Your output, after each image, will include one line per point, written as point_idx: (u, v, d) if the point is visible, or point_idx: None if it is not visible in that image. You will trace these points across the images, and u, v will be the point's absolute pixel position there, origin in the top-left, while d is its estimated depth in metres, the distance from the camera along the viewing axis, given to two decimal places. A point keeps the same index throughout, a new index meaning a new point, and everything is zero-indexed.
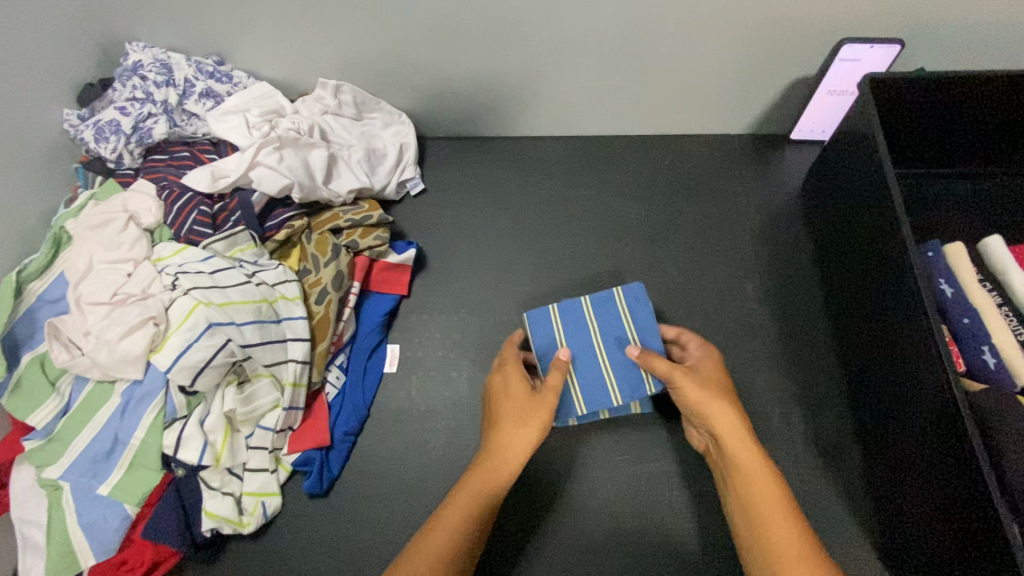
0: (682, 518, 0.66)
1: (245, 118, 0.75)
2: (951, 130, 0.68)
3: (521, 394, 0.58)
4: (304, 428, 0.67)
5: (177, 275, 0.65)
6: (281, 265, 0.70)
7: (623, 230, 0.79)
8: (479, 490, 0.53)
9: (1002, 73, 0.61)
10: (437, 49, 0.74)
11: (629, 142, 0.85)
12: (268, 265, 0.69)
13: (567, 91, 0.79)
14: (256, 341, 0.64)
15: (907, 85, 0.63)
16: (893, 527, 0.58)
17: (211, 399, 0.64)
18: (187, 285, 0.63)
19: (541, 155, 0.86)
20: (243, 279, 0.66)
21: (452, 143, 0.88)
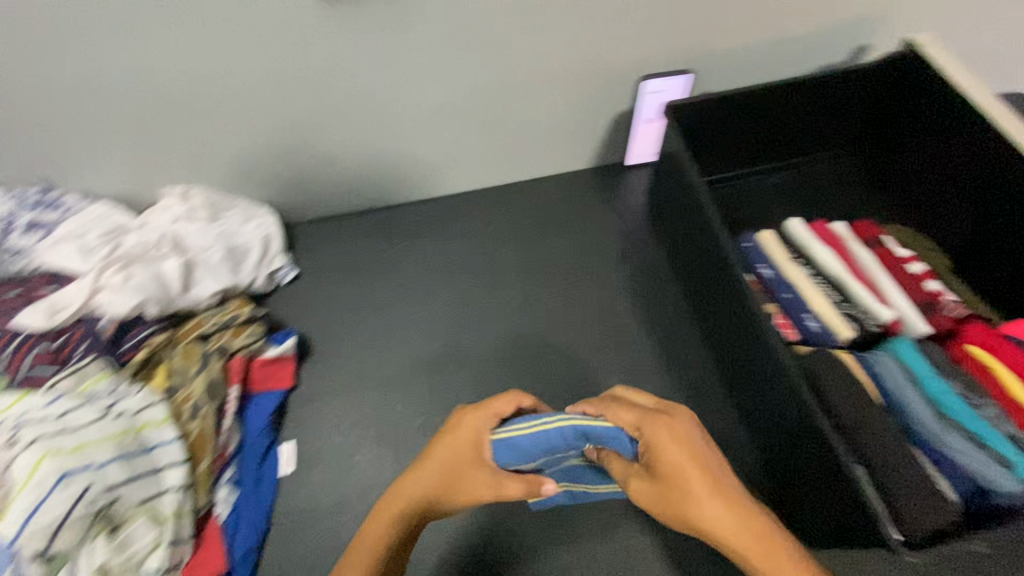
0: (608, 543, 0.66)
1: (81, 243, 0.71)
2: (749, 136, 0.79)
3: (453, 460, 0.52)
4: (197, 559, 0.61)
5: (16, 428, 0.59)
6: (144, 388, 0.65)
7: (500, 274, 0.82)
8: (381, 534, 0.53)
9: (766, 84, 0.73)
10: (283, 141, 0.76)
11: (492, 192, 0.89)
12: (127, 392, 0.64)
13: (419, 156, 0.82)
14: (123, 479, 0.59)
15: (702, 106, 0.73)
16: (788, 500, 0.61)
17: (75, 559, 0.56)
18: (29, 438, 0.58)
19: (411, 218, 0.87)
20: (98, 415, 0.61)
21: (321, 224, 0.88)
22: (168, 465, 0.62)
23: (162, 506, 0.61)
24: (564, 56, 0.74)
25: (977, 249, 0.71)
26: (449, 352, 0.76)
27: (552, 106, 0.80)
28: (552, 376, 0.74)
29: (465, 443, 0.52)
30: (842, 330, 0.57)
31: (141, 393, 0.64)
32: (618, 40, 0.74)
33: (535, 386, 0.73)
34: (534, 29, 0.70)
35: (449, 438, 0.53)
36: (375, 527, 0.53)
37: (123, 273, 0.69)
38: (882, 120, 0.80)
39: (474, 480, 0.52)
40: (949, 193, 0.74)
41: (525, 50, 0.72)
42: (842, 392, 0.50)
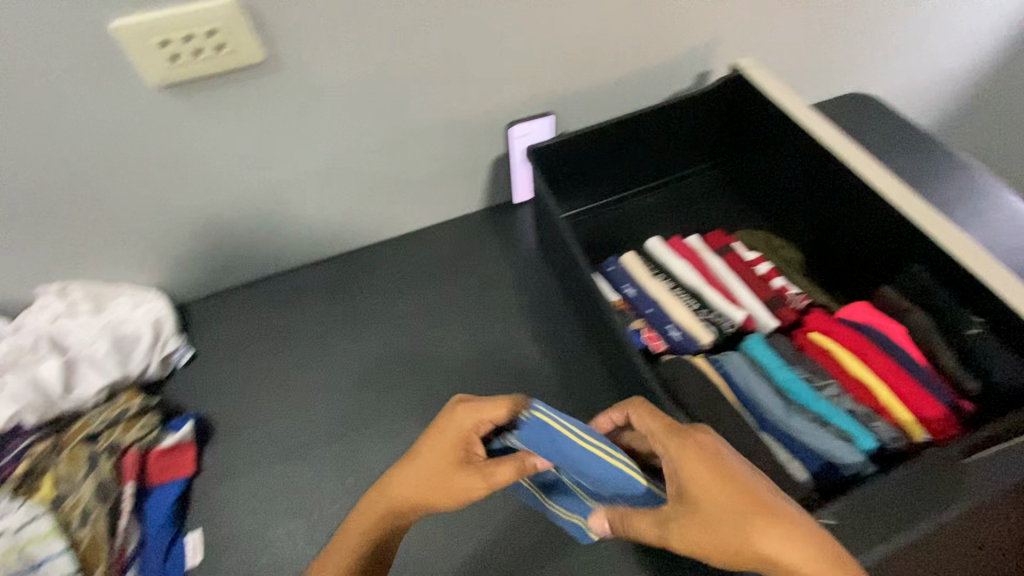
0: None
1: None
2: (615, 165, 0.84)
3: (437, 467, 0.52)
4: None
5: None
6: (26, 503, 0.63)
7: (403, 324, 0.84)
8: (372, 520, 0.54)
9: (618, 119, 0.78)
10: (161, 226, 0.77)
11: (389, 245, 0.92)
12: (8, 511, 0.62)
13: (307, 222, 0.85)
14: None
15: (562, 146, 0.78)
16: None
17: None
18: None
19: (310, 282, 0.88)
20: None
21: (219, 299, 0.87)
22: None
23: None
24: (428, 113, 0.79)
25: (822, 246, 0.77)
26: (357, 408, 0.76)
27: (429, 159, 0.84)
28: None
29: (450, 451, 0.53)
30: (701, 335, 0.61)
31: (21, 510, 0.62)
32: (475, 93, 0.79)
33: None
34: (391, 93, 0.75)
35: (443, 438, 0.53)
36: (372, 522, 0.54)
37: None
38: (726, 140, 0.88)
39: (460, 474, 0.52)
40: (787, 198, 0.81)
41: (388, 113, 0.76)
42: (698, 397, 0.54)
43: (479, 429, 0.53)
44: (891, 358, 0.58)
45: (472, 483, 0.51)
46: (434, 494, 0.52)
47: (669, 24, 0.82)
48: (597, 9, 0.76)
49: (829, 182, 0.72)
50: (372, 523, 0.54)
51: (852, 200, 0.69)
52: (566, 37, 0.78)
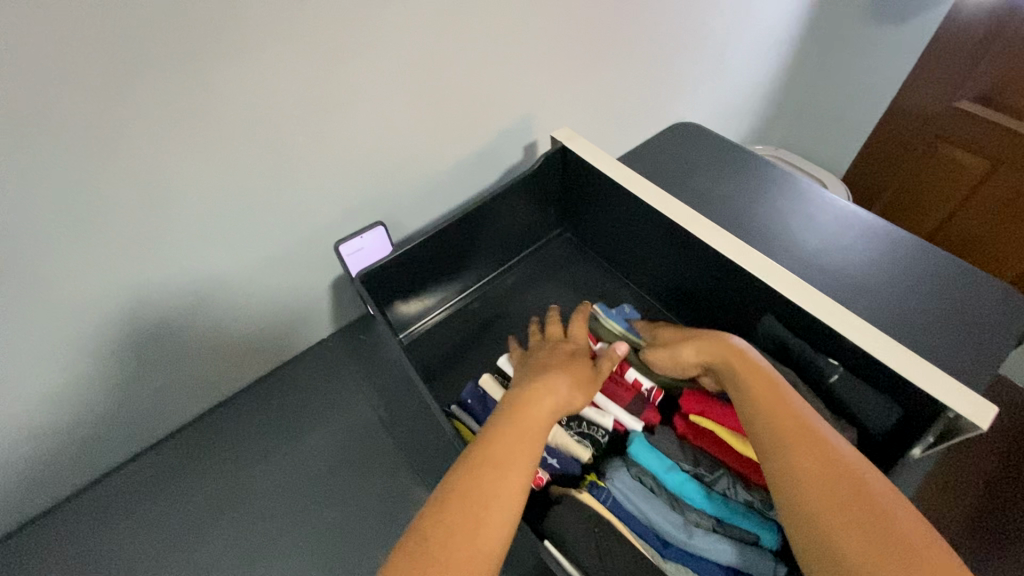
0: None
1: None
2: (454, 266, 0.82)
3: (564, 358, 0.59)
4: None
5: None
6: None
7: (263, 500, 0.72)
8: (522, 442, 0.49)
9: (443, 224, 0.75)
10: None
11: (231, 404, 0.81)
12: None
13: (115, 418, 0.70)
14: None
15: (390, 266, 0.74)
16: None
17: None
18: None
19: (140, 481, 0.74)
20: None
21: (19, 542, 0.70)
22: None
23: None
24: (229, 264, 0.69)
25: (679, 295, 0.78)
26: None
27: (248, 306, 0.75)
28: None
29: (558, 355, 0.61)
30: (576, 452, 0.56)
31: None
32: (280, 231, 0.71)
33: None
34: (170, 259, 0.63)
35: (563, 346, 0.63)
36: (486, 462, 0.47)
37: None
38: (567, 204, 0.88)
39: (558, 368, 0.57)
40: (623, 257, 0.85)
41: (177, 278, 0.65)
42: (586, 548, 0.46)
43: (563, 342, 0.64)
44: None
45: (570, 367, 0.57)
46: (544, 380, 0.55)
47: (472, 107, 0.79)
48: (389, 113, 0.70)
49: (653, 241, 0.76)
50: (507, 442, 0.48)
51: (689, 253, 0.70)
52: (365, 148, 0.71)
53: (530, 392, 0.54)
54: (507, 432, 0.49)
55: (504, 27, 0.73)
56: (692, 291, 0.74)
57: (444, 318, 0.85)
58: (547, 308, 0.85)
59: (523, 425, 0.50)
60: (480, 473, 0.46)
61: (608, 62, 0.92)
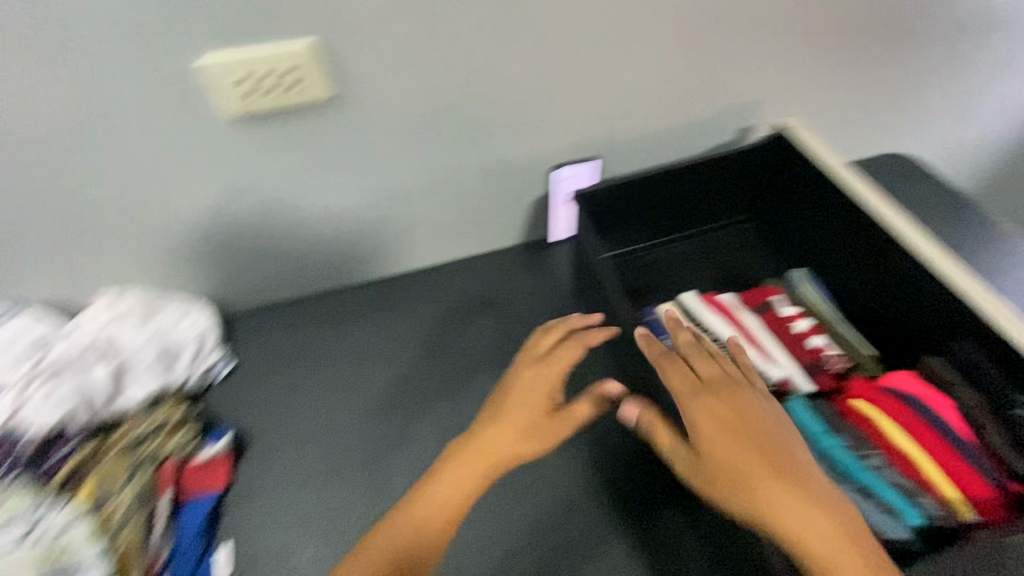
0: None
1: (12, 355, 0.73)
2: (647, 214, 0.89)
3: (514, 414, 0.63)
4: None
5: None
6: (67, 508, 0.64)
7: (435, 352, 0.86)
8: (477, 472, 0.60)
9: (655, 171, 0.83)
10: (207, 235, 0.79)
11: (429, 275, 0.94)
12: (49, 517, 0.63)
13: (351, 249, 0.87)
14: None
15: (600, 192, 0.83)
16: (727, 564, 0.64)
17: None
18: None
19: (350, 307, 0.91)
20: (15, 545, 0.60)
21: (256, 317, 0.90)
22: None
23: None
24: (475, 151, 0.81)
25: (869, 317, 0.77)
26: (384, 438, 0.78)
27: (471, 195, 0.87)
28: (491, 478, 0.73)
29: (527, 392, 0.65)
30: None
31: (62, 512, 0.63)
32: (520, 136, 0.81)
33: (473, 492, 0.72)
34: (442, 136, 0.78)
35: (528, 387, 0.65)
36: (445, 485, 0.60)
37: (51, 384, 0.71)
38: (770, 200, 0.91)
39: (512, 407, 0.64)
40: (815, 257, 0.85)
41: (439, 154, 0.80)
42: None
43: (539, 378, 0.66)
44: (936, 430, 0.61)
45: (506, 429, 0.62)
46: (494, 432, 0.62)
47: (714, 74, 0.84)
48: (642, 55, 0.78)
49: (854, 245, 0.77)
50: (459, 474, 0.60)
51: (897, 262, 0.70)
52: (616, 91, 0.80)
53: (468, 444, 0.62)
54: (461, 461, 0.61)
55: (771, 13, 0.79)
56: (884, 303, 0.74)
57: (622, 258, 0.91)
58: (720, 281, 0.88)
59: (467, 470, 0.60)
60: (406, 520, 0.58)
61: (860, 65, 0.90)
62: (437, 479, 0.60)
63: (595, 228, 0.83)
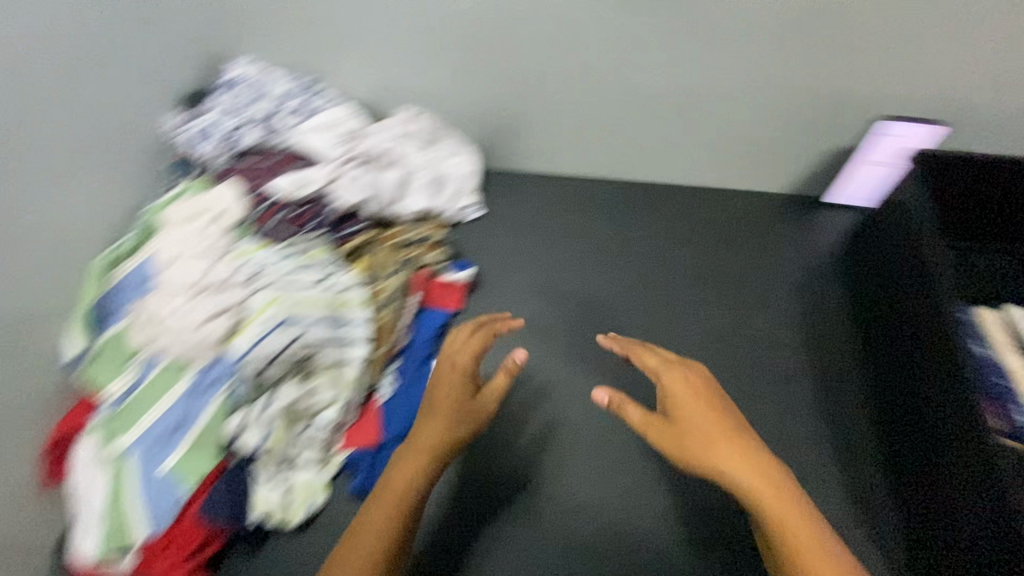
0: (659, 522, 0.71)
1: (333, 135, 0.82)
2: (971, 207, 0.79)
3: (453, 389, 0.63)
4: (357, 425, 0.71)
5: (260, 269, 0.69)
6: (353, 271, 0.74)
7: (667, 268, 0.88)
8: (396, 498, 0.56)
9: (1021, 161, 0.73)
10: (515, 83, 0.83)
11: (680, 191, 0.94)
12: (340, 271, 0.73)
13: (623, 141, 0.88)
14: (325, 337, 0.69)
15: (948, 163, 0.74)
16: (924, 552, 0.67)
17: (273, 392, 0.66)
18: (269, 280, 0.69)
19: (596, 195, 0.94)
20: (314, 282, 0.71)
21: (507, 177, 0.96)
22: (346, 346, 0.70)
23: (346, 370, 0.70)
24: (806, 77, 0.75)
25: None
26: (600, 324, 0.84)
27: (769, 125, 0.82)
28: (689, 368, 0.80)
29: (451, 376, 0.65)
30: None
31: (346, 275, 0.73)
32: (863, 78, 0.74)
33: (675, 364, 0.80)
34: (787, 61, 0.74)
35: (442, 382, 0.64)
36: (383, 493, 0.56)
37: (360, 169, 0.80)
38: None
39: (428, 420, 0.61)
40: None
41: (768, 75, 0.76)
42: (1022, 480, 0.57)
43: (462, 368, 0.65)
44: None
45: (433, 420, 0.61)
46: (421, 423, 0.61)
47: None
48: None
49: None
50: (405, 479, 0.57)
51: None
52: (1000, 67, 0.71)
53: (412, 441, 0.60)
54: (405, 467, 0.58)
55: None
56: None
57: None
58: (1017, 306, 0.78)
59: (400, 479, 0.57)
60: (399, 484, 0.57)
61: None
62: (373, 500, 0.56)
63: (926, 199, 0.75)
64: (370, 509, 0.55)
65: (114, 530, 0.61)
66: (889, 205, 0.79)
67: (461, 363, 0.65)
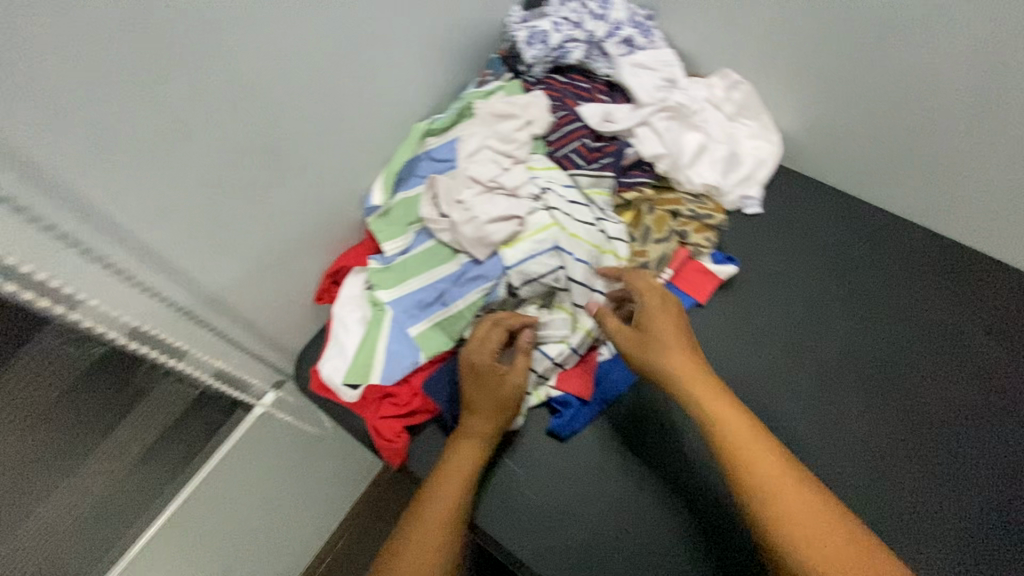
0: None
1: (652, 77, 0.77)
2: None
3: (489, 380, 0.64)
4: (572, 371, 0.71)
5: (546, 190, 0.70)
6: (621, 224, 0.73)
7: (967, 354, 0.72)
8: (452, 492, 0.60)
9: None
10: (870, 75, 0.75)
11: (1005, 271, 0.78)
12: (611, 219, 0.73)
13: (963, 184, 0.76)
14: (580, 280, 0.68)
15: None
16: None
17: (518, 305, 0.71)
18: (551, 204, 0.69)
19: (897, 236, 0.81)
20: (590, 221, 0.70)
21: (804, 183, 0.86)
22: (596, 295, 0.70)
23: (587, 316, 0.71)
24: None
25: None
26: (859, 381, 0.71)
27: None
28: (935, 438, 0.67)
29: (487, 358, 0.65)
30: None
31: (618, 226, 0.73)
32: None
33: (915, 422, 0.68)
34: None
35: (477, 365, 0.64)
36: (438, 488, 0.61)
37: (667, 123, 0.75)
38: None
39: (477, 415, 0.64)
40: None
41: None
42: None
43: (489, 347, 0.65)
44: None
45: (484, 416, 0.64)
46: (466, 423, 0.64)
47: None
48: None
49: None
50: (455, 476, 0.61)
51: None
52: None
53: (459, 434, 0.64)
54: (464, 452, 0.63)
55: None
56: None
57: None
58: None
59: (452, 473, 0.61)
60: (462, 463, 0.62)
61: None
62: (430, 490, 0.61)
63: None
64: (426, 500, 0.60)
65: (355, 368, 0.68)
66: None
67: (478, 363, 0.64)
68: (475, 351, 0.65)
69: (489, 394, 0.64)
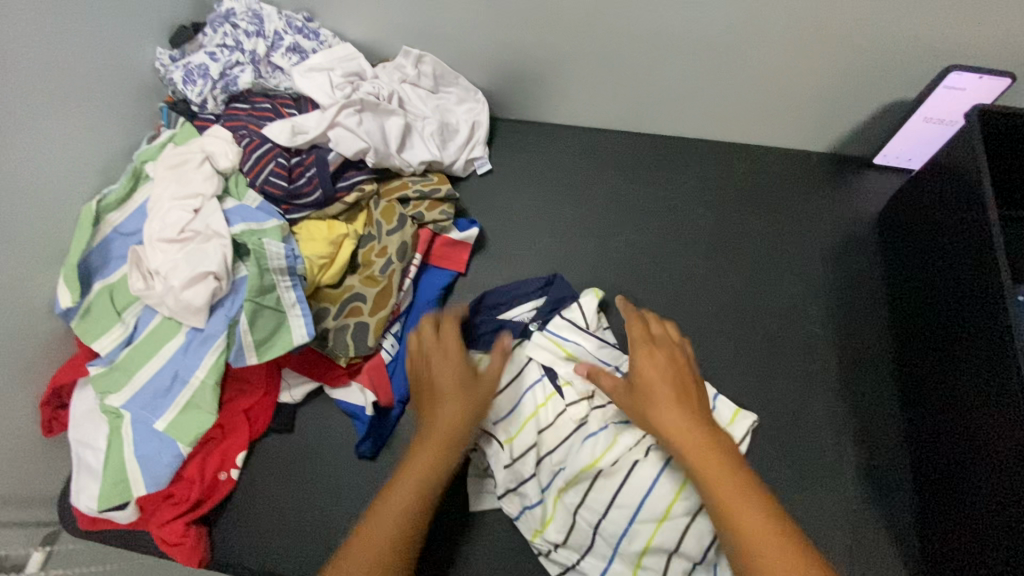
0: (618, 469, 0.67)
1: (329, 78, 0.75)
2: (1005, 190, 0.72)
3: (455, 363, 0.60)
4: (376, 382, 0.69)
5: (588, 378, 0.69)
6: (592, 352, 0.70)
7: (687, 234, 0.82)
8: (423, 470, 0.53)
9: None
10: (527, 27, 0.76)
11: (704, 147, 0.87)
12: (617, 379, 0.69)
13: (647, 92, 0.81)
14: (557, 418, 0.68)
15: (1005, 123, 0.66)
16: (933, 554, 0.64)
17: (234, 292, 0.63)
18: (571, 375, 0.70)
19: (612, 148, 0.88)
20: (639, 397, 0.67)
21: (521, 126, 0.90)
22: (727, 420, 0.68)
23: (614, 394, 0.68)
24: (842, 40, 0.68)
25: None
26: (611, 290, 0.79)
27: (811, 78, 0.74)
28: (786, 334, 0.76)
29: (445, 342, 0.62)
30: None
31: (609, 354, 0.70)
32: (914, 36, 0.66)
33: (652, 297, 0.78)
34: (843, 5, 0.64)
35: (429, 352, 0.62)
36: (400, 478, 0.53)
37: (358, 117, 0.73)
38: None
39: (434, 403, 0.57)
40: None
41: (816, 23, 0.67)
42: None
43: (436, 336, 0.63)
44: None
45: (449, 399, 0.57)
46: (434, 405, 0.57)
47: None
48: None
49: None
50: (420, 466, 0.54)
51: None
52: None
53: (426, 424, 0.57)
54: (432, 435, 0.55)
55: None
56: None
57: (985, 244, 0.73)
58: None
59: (422, 451, 0.54)
60: (434, 441, 0.55)
61: None
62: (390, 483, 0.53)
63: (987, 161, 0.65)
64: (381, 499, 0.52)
65: (111, 490, 0.60)
66: (929, 174, 0.70)
67: (437, 354, 0.61)
68: (420, 340, 0.63)
69: (472, 382, 0.59)
